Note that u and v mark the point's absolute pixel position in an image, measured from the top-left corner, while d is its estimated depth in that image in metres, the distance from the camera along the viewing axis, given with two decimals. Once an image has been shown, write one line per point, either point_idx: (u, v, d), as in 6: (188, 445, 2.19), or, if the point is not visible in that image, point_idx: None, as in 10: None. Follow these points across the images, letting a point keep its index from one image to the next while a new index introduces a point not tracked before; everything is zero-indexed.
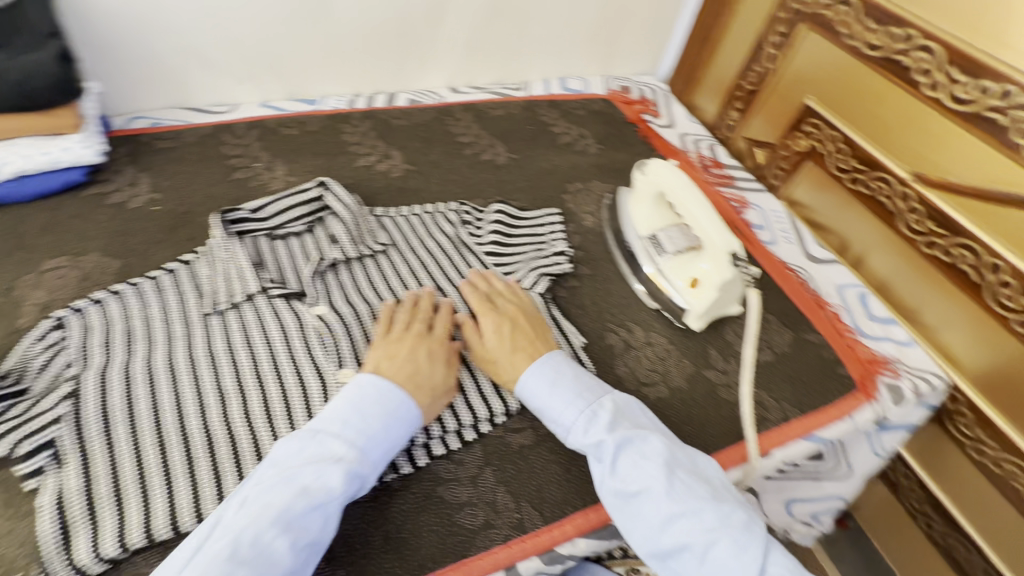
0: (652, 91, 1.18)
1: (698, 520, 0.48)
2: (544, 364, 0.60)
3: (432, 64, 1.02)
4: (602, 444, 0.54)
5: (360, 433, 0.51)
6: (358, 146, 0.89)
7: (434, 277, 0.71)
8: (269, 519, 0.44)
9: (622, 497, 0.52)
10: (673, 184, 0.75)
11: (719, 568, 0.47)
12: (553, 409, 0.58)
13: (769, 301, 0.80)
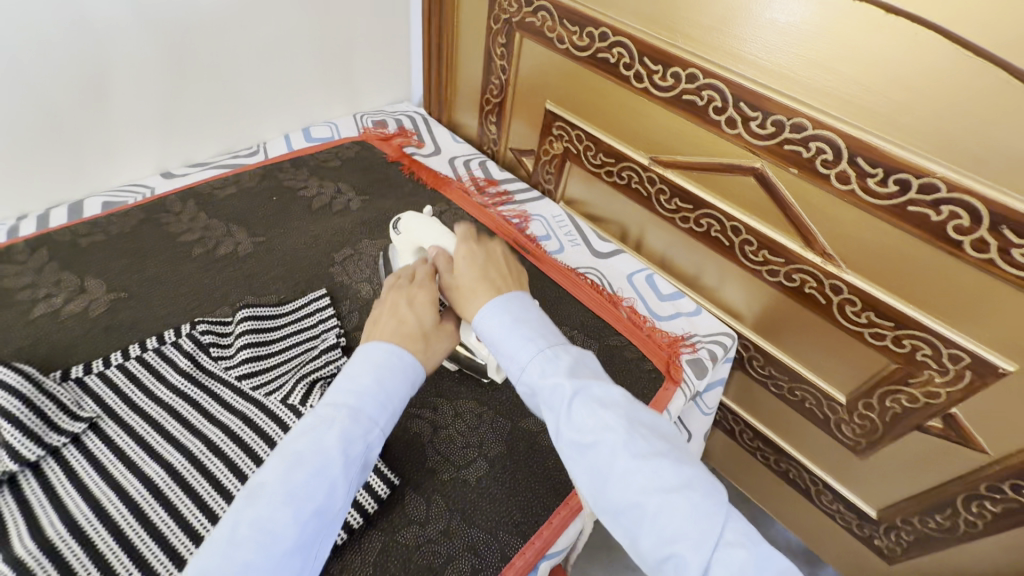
0: (409, 119, 1.11)
1: (661, 479, 0.40)
2: (508, 302, 0.51)
3: (122, 153, 0.82)
4: (557, 386, 0.45)
5: (351, 393, 0.45)
6: (34, 290, 0.67)
7: (170, 439, 0.56)
8: (245, 510, 0.38)
9: (573, 449, 0.43)
10: (425, 234, 0.66)
11: (677, 533, 0.38)
12: (505, 352, 0.49)
13: (569, 316, 0.79)
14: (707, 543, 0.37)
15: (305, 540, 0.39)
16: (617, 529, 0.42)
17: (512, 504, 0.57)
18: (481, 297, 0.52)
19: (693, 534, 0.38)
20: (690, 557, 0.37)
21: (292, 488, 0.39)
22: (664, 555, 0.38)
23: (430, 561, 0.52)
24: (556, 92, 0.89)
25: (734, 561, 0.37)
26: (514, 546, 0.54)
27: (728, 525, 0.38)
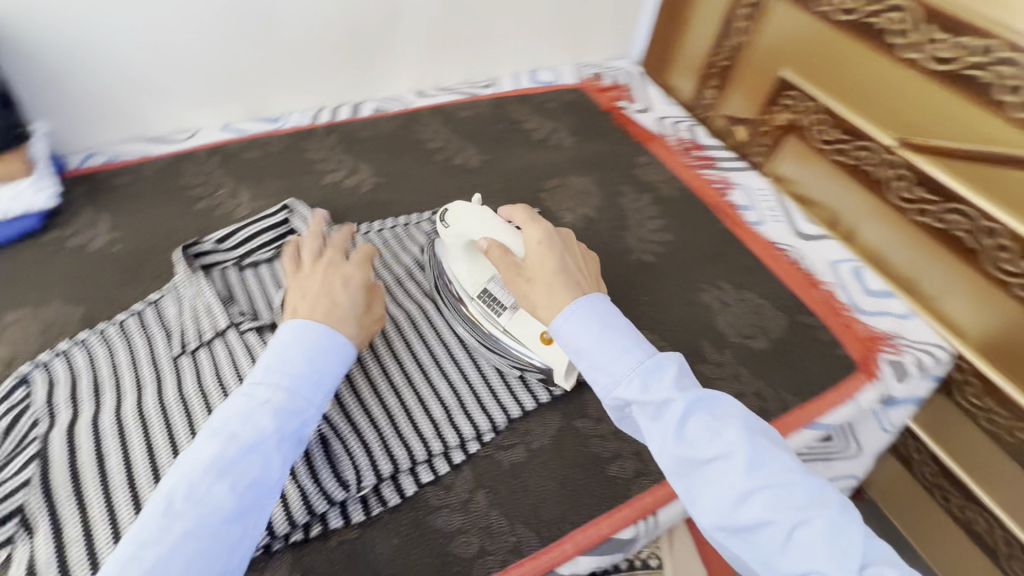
0: (625, 75, 1.15)
1: (790, 496, 0.38)
2: (598, 304, 0.49)
3: (394, 70, 0.99)
4: (666, 403, 0.43)
5: (283, 375, 0.48)
6: (324, 163, 0.86)
7: (409, 292, 0.69)
8: (193, 471, 0.42)
9: (687, 468, 0.41)
10: (474, 228, 0.60)
11: (813, 551, 0.36)
12: (597, 361, 0.47)
13: (762, 285, 0.78)
14: (852, 565, 0.35)
15: (242, 505, 0.42)
16: (736, 546, 0.40)
17: None
18: (565, 293, 0.50)
19: (834, 552, 0.36)
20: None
21: (224, 462, 0.42)
22: (799, 573, 0.37)
23: (600, 452, 0.59)
24: (799, 59, 0.85)
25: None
26: None
27: (866, 543, 0.36)
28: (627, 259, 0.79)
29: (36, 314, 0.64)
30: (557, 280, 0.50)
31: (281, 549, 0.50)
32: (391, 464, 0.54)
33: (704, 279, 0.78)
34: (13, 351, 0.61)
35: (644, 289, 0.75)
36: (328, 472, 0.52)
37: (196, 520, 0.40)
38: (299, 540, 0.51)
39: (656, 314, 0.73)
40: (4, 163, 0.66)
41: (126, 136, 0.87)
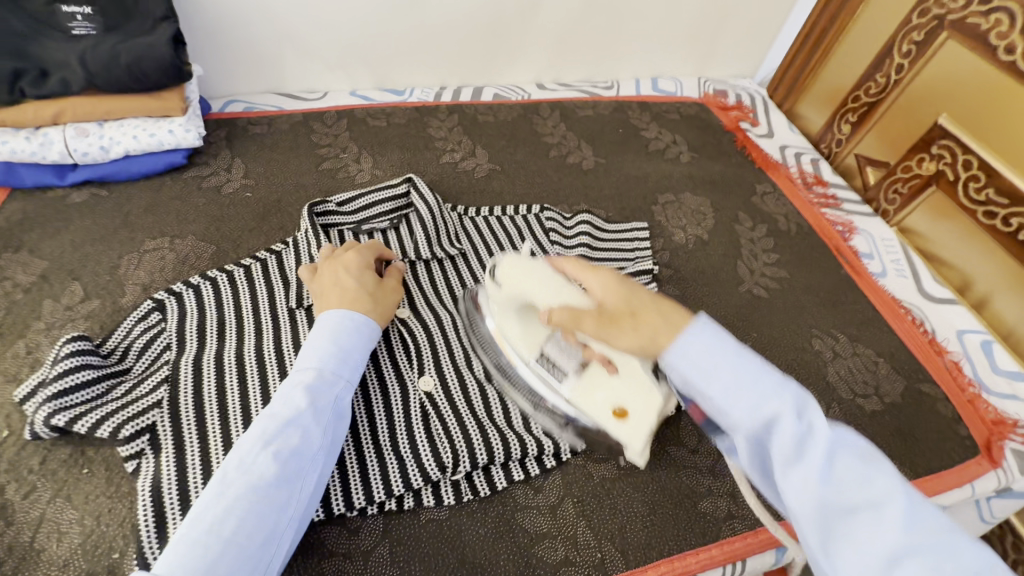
0: (749, 96, 1.10)
1: (888, 510, 0.35)
2: (719, 339, 0.42)
3: (520, 59, 0.99)
4: (777, 424, 0.38)
5: (313, 358, 0.50)
6: (444, 141, 0.87)
7: None
8: (242, 448, 0.44)
9: (828, 507, 0.36)
10: (534, 287, 0.51)
11: (943, 573, 0.33)
12: (725, 397, 0.40)
13: (878, 342, 0.73)
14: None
15: (287, 473, 0.43)
16: (828, 563, 0.36)
17: None
18: (662, 336, 0.43)
19: (958, 571, 0.33)
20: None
21: (268, 436, 0.44)
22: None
23: (693, 485, 0.57)
24: (962, 108, 0.78)
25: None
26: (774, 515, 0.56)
27: (969, 550, 0.34)
28: (736, 289, 0.76)
29: (173, 245, 0.68)
30: (654, 324, 0.43)
31: (374, 515, 0.51)
32: (486, 454, 0.53)
33: (816, 323, 0.74)
34: (150, 275, 0.65)
35: (751, 322, 0.72)
36: (426, 450, 0.53)
37: (245, 486, 0.42)
38: (391, 510, 0.52)
39: (762, 351, 0.70)
40: (168, 100, 0.71)
41: (264, 87, 0.91)
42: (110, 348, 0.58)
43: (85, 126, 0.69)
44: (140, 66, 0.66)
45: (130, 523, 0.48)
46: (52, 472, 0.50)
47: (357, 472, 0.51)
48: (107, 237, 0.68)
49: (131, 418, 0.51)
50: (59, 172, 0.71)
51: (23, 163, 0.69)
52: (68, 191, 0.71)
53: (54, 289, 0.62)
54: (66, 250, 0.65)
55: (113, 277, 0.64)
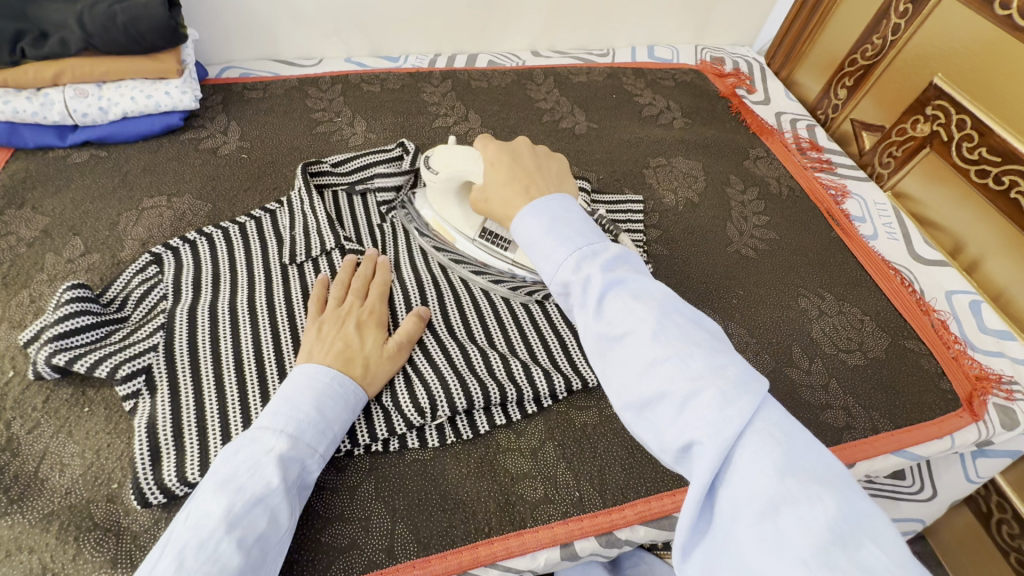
0: (747, 64, 1.09)
1: (685, 369, 0.35)
2: (562, 205, 0.47)
3: (515, 26, 0.99)
4: (588, 281, 0.41)
5: (290, 420, 0.47)
6: (436, 106, 0.87)
7: None
8: (202, 529, 0.39)
9: (603, 344, 0.39)
10: (460, 165, 0.61)
11: (698, 422, 0.33)
12: (541, 252, 0.45)
13: (865, 301, 0.73)
14: (728, 435, 0.32)
15: (250, 563, 0.40)
16: (640, 427, 0.37)
17: None
18: (518, 198, 0.50)
19: (716, 423, 0.33)
20: (738, 468, 0.32)
21: (234, 515, 0.40)
22: (683, 443, 0.34)
23: None
24: (960, 65, 0.77)
25: (763, 452, 0.31)
26: None
27: (793, 455, 0.31)
28: (724, 249, 0.76)
29: (170, 203, 0.70)
30: (512, 187, 0.51)
31: (359, 457, 0.53)
32: (465, 399, 0.55)
33: (804, 283, 0.74)
34: (149, 231, 0.67)
35: (739, 282, 0.73)
36: (406, 395, 0.55)
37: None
38: (377, 452, 0.53)
39: (748, 308, 0.70)
40: (163, 62, 0.72)
41: (260, 54, 0.92)
42: (111, 298, 0.60)
43: (84, 88, 0.71)
44: (135, 26, 0.68)
45: (128, 457, 0.50)
46: (55, 410, 0.52)
47: None
48: (106, 195, 0.69)
49: (128, 358, 0.53)
50: (61, 133, 0.72)
51: (24, 123, 0.70)
52: (68, 152, 0.73)
53: (56, 243, 0.64)
54: (68, 207, 0.67)
55: (112, 232, 0.66)
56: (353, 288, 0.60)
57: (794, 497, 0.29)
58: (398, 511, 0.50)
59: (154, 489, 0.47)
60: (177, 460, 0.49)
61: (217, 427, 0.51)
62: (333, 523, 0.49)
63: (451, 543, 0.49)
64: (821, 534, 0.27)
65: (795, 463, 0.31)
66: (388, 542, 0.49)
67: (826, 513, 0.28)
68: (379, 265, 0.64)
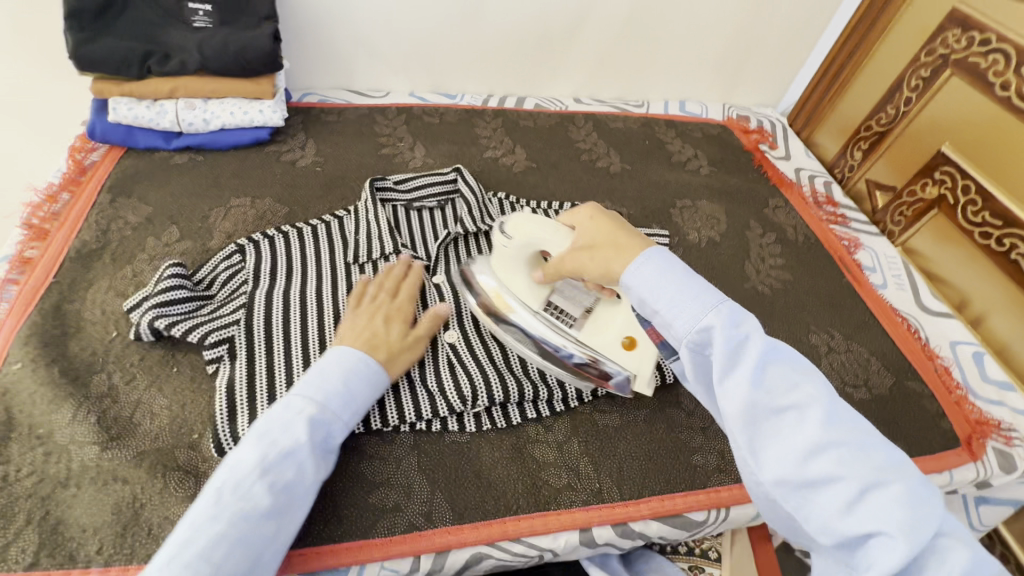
0: (770, 123, 1.18)
1: (861, 457, 0.38)
2: (676, 262, 0.50)
3: (561, 75, 1.11)
4: (744, 348, 0.43)
5: (318, 390, 0.53)
6: (487, 139, 0.98)
7: None
8: (239, 472, 0.47)
9: (760, 415, 0.42)
10: (544, 236, 0.61)
11: (873, 505, 0.37)
12: (680, 314, 0.46)
13: (872, 342, 0.79)
14: (903, 516, 0.36)
15: (277, 505, 0.47)
16: (790, 500, 0.41)
17: None
18: (631, 249, 0.52)
19: (888, 503, 0.37)
20: (891, 533, 0.36)
21: (266, 464, 0.48)
22: (853, 522, 0.38)
23: (687, 440, 0.63)
24: (965, 136, 0.85)
25: (924, 526, 0.36)
26: None
27: (942, 517, 0.37)
28: (742, 285, 0.83)
29: (254, 204, 0.80)
30: (622, 239, 0.53)
31: (405, 433, 0.59)
32: (502, 392, 0.61)
33: (815, 321, 0.80)
34: (234, 226, 0.77)
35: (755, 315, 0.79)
36: (450, 383, 0.61)
37: (236, 514, 0.45)
38: (421, 431, 0.60)
39: None
40: (261, 85, 0.84)
41: (336, 84, 1.05)
42: (201, 279, 0.69)
43: (192, 101, 0.82)
44: (244, 54, 0.79)
45: (208, 413, 0.57)
46: (148, 367, 0.60)
47: (391, 395, 0.60)
48: (200, 192, 0.80)
49: (215, 329, 0.61)
50: (167, 137, 0.84)
51: (139, 127, 0.82)
52: (171, 153, 0.84)
53: (156, 229, 0.74)
54: (168, 199, 0.78)
55: (203, 224, 0.76)
56: (387, 287, 0.67)
57: (950, 570, 0.35)
58: (437, 483, 0.56)
59: (230, 440, 0.54)
60: (250, 418, 0.56)
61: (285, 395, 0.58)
62: (380, 487, 0.55)
63: (483, 515, 0.55)
64: None
65: (946, 537, 0.36)
66: (427, 508, 0.54)
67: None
68: (415, 270, 0.70)
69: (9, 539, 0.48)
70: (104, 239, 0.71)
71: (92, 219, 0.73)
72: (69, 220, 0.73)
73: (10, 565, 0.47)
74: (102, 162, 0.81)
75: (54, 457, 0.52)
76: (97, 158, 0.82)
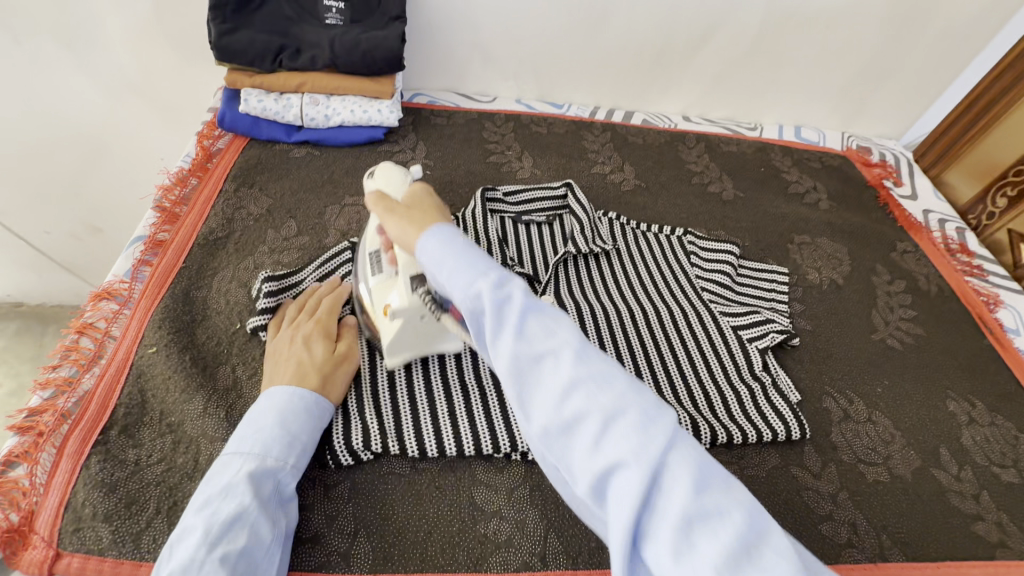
0: (894, 156, 1.09)
1: (606, 388, 0.34)
2: (455, 237, 0.43)
3: (674, 91, 1.06)
4: (506, 301, 0.38)
5: (256, 442, 0.48)
6: (596, 154, 0.95)
7: (637, 295, 0.74)
8: (184, 551, 0.41)
9: (522, 367, 0.36)
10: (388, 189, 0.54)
11: (623, 446, 0.32)
12: (449, 274, 0.41)
13: (1019, 417, 0.71)
14: (654, 454, 0.32)
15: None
16: (557, 456, 0.35)
17: (896, 528, 0.58)
18: (413, 232, 0.46)
19: (640, 446, 0.32)
20: (633, 471, 0.31)
21: (212, 536, 0.42)
22: (602, 467, 0.32)
23: (814, 505, 0.59)
24: None
25: (685, 471, 0.31)
26: (893, 556, 0.57)
27: (697, 456, 0.32)
28: (869, 336, 0.76)
29: (366, 203, 0.80)
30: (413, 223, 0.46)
31: (516, 462, 0.56)
32: None
33: (953, 386, 0.73)
34: (347, 224, 0.77)
35: (884, 371, 0.73)
36: None
37: None
38: (532, 462, 0.56)
39: (893, 399, 0.70)
40: (383, 85, 0.84)
41: (444, 85, 1.04)
42: (298, 282, 0.65)
43: (317, 97, 0.83)
44: (372, 54, 0.79)
45: None
46: None
47: (503, 421, 0.56)
48: (317, 188, 0.80)
49: None
50: (288, 131, 0.85)
51: (264, 119, 0.84)
52: (290, 146, 0.86)
53: (275, 222, 0.75)
54: (287, 193, 0.79)
55: (319, 220, 0.76)
56: (309, 307, 0.61)
57: (706, 511, 0.30)
58: (551, 522, 0.53)
59: (345, 451, 0.54)
60: (362, 431, 0.55)
61: (394, 415, 0.56)
62: (492, 519, 0.53)
63: (597, 563, 0.51)
64: (727, 542, 0.29)
65: (708, 482, 0.31)
66: (540, 548, 0.52)
67: (733, 526, 0.30)
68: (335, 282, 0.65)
69: (140, 528, 0.48)
70: (229, 228, 0.73)
71: (218, 207, 0.75)
72: (197, 206, 0.74)
73: (143, 554, 0.47)
74: (227, 150, 0.83)
75: (183, 447, 0.53)
76: (222, 146, 0.84)
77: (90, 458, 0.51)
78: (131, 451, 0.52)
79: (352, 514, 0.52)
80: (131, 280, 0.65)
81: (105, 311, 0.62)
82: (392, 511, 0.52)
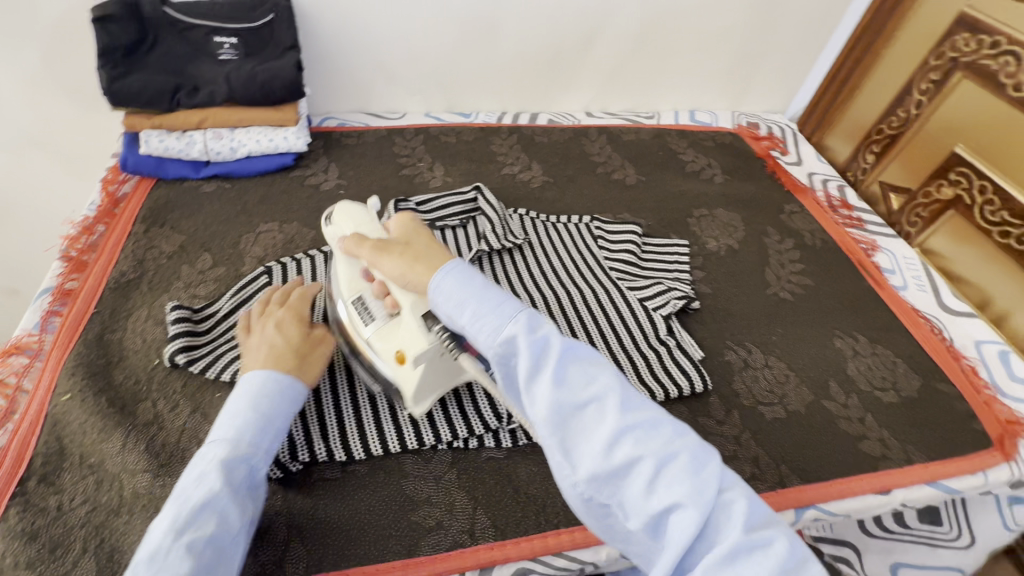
0: (780, 128, 1.19)
1: (651, 435, 0.40)
2: (470, 276, 0.47)
3: (574, 90, 1.13)
4: (546, 343, 0.43)
5: (228, 429, 0.50)
6: (504, 156, 1.00)
7: (549, 281, 0.78)
8: (154, 538, 0.42)
9: (563, 410, 0.41)
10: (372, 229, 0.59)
11: (671, 489, 0.38)
12: (476, 320, 0.45)
13: (896, 344, 0.79)
14: (700, 493, 0.37)
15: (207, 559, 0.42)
16: (601, 496, 0.40)
17: (792, 456, 0.65)
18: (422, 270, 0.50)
19: (692, 487, 0.38)
20: (688, 510, 0.37)
21: (180, 522, 0.43)
22: (657, 508, 0.38)
23: (720, 449, 0.64)
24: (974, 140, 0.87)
25: (731, 506, 0.38)
26: (792, 482, 0.63)
27: (722, 472, 0.39)
28: (764, 292, 0.84)
29: (282, 228, 0.82)
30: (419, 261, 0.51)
31: (442, 451, 0.60)
32: None
33: (839, 325, 0.81)
34: (264, 250, 0.79)
35: (778, 320, 0.80)
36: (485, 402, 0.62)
37: None
38: (458, 448, 0.60)
39: (787, 346, 0.77)
40: (285, 112, 0.86)
41: (353, 107, 1.07)
42: (213, 313, 0.67)
43: (220, 131, 0.85)
44: (270, 83, 0.81)
45: None
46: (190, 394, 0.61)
47: (425, 417, 0.60)
48: (230, 219, 0.82)
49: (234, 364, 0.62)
50: (196, 167, 0.86)
51: (170, 157, 0.85)
52: (200, 182, 0.87)
53: (190, 257, 0.76)
54: (199, 227, 0.80)
55: (235, 250, 0.78)
56: (268, 309, 0.63)
57: (753, 544, 0.36)
58: (479, 500, 0.57)
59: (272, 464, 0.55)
60: (287, 441, 0.57)
61: (319, 425, 0.58)
62: (422, 506, 0.56)
63: (524, 531, 0.55)
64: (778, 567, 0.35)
65: (752, 516, 0.38)
66: (470, 525, 0.55)
67: (777, 554, 0.36)
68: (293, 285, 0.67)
69: (67, 569, 0.48)
70: (141, 269, 0.73)
71: (128, 249, 0.75)
72: (107, 251, 0.75)
73: None
74: (133, 194, 0.83)
75: (107, 485, 0.53)
76: (128, 190, 0.84)
77: (9, 509, 0.51)
78: (52, 498, 0.52)
79: (285, 523, 0.54)
80: (41, 332, 0.65)
81: (15, 366, 0.62)
82: (324, 513, 0.54)
